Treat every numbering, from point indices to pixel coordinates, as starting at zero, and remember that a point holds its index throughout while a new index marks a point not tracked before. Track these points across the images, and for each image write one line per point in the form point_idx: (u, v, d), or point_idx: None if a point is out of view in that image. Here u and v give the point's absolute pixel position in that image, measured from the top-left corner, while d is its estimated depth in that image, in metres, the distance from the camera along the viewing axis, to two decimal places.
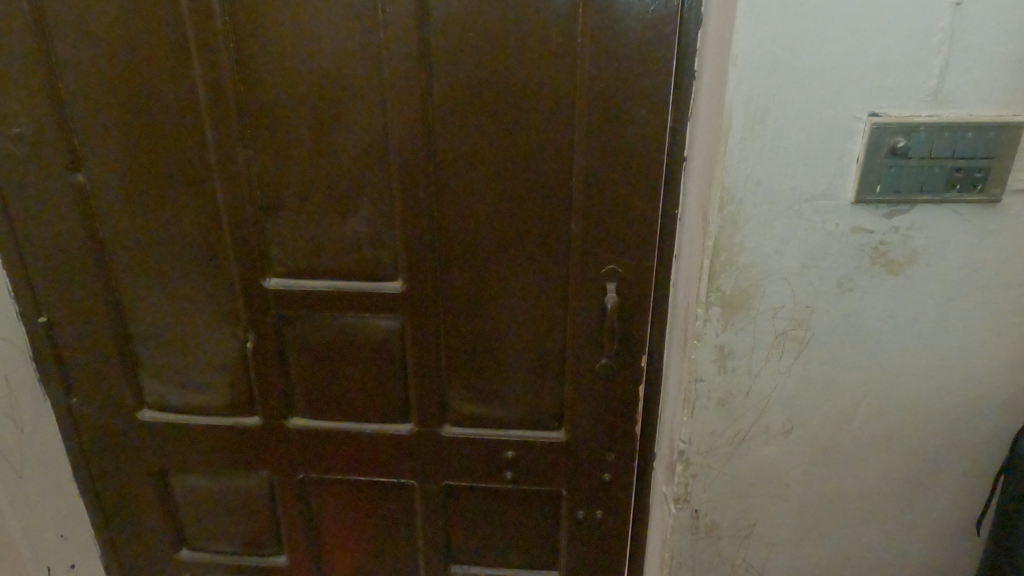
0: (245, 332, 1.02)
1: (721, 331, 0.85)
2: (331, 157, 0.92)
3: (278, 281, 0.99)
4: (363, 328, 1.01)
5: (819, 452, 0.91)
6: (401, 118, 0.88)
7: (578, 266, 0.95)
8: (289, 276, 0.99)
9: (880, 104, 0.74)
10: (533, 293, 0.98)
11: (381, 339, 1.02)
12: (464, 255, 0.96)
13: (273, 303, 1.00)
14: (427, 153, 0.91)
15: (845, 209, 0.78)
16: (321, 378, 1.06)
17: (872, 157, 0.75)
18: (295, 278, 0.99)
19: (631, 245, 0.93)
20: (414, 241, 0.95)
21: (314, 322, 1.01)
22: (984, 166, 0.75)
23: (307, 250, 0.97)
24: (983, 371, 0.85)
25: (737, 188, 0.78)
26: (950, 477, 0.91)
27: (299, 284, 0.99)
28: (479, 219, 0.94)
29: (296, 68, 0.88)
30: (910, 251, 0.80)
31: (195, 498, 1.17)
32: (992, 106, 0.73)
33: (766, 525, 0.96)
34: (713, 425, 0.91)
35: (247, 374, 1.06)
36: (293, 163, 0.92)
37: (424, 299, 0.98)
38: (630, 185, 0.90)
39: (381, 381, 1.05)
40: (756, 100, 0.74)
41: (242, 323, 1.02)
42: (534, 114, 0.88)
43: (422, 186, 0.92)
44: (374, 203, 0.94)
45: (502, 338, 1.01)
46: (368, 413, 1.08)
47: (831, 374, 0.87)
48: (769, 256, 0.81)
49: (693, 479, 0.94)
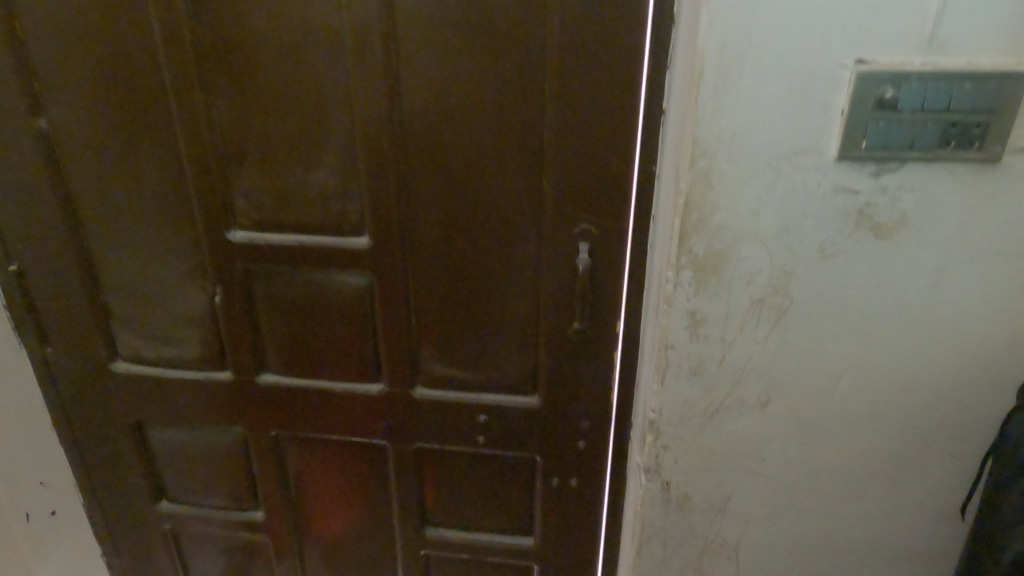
0: (213, 287, 1.01)
1: (694, 296, 0.80)
2: (293, 109, 0.88)
3: (243, 234, 0.97)
4: (331, 285, 0.99)
5: (798, 427, 0.87)
6: (364, 68, 0.85)
7: (550, 226, 0.90)
8: (255, 229, 0.97)
9: (868, 50, 0.67)
10: (504, 256, 0.94)
11: (349, 297, 0.99)
12: (431, 211, 0.92)
13: (238, 257, 0.98)
14: (391, 104, 0.86)
15: (828, 167, 0.72)
16: (292, 335, 1.03)
17: (857, 109, 0.69)
18: (261, 232, 0.97)
19: (603, 204, 0.88)
20: (380, 196, 0.91)
21: (282, 277, 0.99)
22: (983, 121, 0.68)
23: (272, 205, 0.94)
24: (974, 347, 0.79)
25: (711, 141, 0.72)
26: (936, 460, 0.86)
27: (264, 237, 0.96)
28: (446, 177, 0.90)
29: (254, 12, 0.84)
30: (899, 215, 0.74)
31: (172, 450, 1.17)
32: (995, 54, 0.66)
33: (740, 499, 0.93)
34: (684, 395, 0.87)
35: (217, 329, 1.05)
36: (254, 114, 0.89)
37: (391, 256, 0.95)
38: (601, 140, 0.85)
39: (350, 341, 1.03)
40: (730, 45, 0.68)
41: (209, 277, 1.00)
42: (501, 66, 0.83)
43: (387, 139, 0.88)
44: (337, 154, 0.90)
45: (474, 297, 0.97)
46: (338, 372, 1.06)
47: (811, 344, 0.82)
48: (744, 216, 0.75)
49: (664, 450, 0.90)
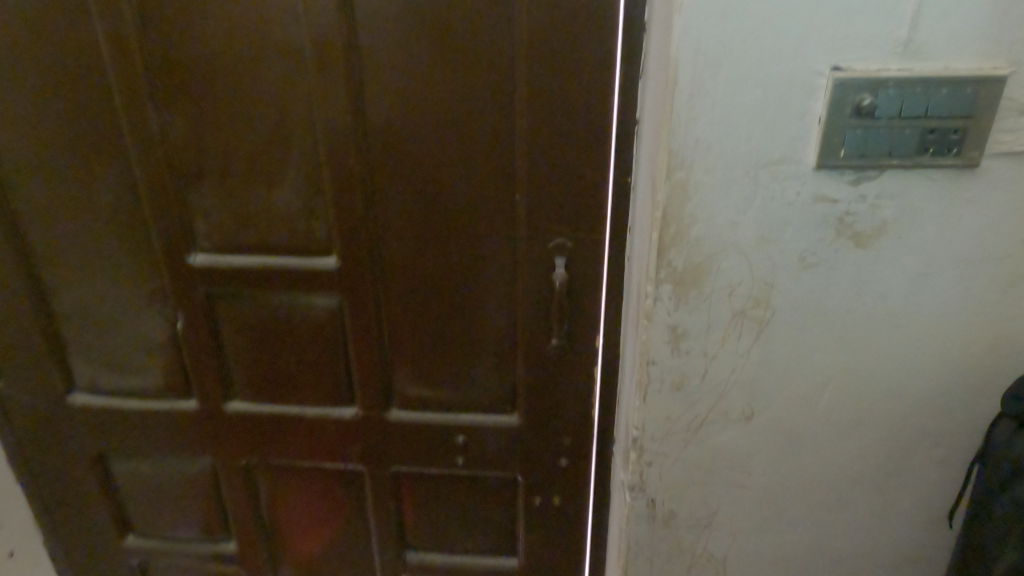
0: (175, 313, 0.96)
1: (674, 310, 0.78)
2: (253, 126, 0.85)
3: (204, 258, 0.92)
4: (299, 307, 0.95)
5: (784, 439, 0.85)
6: (326, 83, 0.81)
7: (524, 240, 0.88)
8: (216, 251, 0.92)
9: (844, 56, 0.66)
10: (479, 273, 0.91)
11: (318, 320, 0.95)
12: (401, 229, 0.89)
13: (199, 281, 0.93)
14: (355, 119, 0.83)
15: (807, 176, 0.71)
16: (259, 360, 0.99)
17: (835, 117, 0.67)
18: (222, 254, 0.92)
19: (579, 218, 0.86)
20: (347, 214, 0.88)
21: (247, 301, 0.95)
22: (961, 127, 0.67)
23: (234, 227, 0.90)
24: (957, 353, 0.78)
25: (687, 152, 0.70)
26: (922, 467, 0.85)
27: (226, 260, 0.92)
28: (416, 192, 0.87)
29: (208, 26, 0.80)
30: (879, 223, 0.73)
31: (137, 483, 1.12)
32: (971, 58, 0.65)
33: (726, 514, 0.91)
34: (667, 411, 0.84)
35: (180, 356, 1.00)
36: (211, 132, 0.85)
37: (361, 276, 0.92)
38: (575, 152, 0.82)
39: (321, 364, 0.99)
40: (704, 54, 0.66)
41: (170, 303, 0.96)
42: (469, 77, 0.81)
43: (354, 155, 0.85)
44: (301, 172, 0.87)
45: (448, 315, 0.94)
46: (310, 397, 1.02)
47: (794, 356, 0.80)
48: (723, 228, 0.73)
49: (648, 467, 0.88)
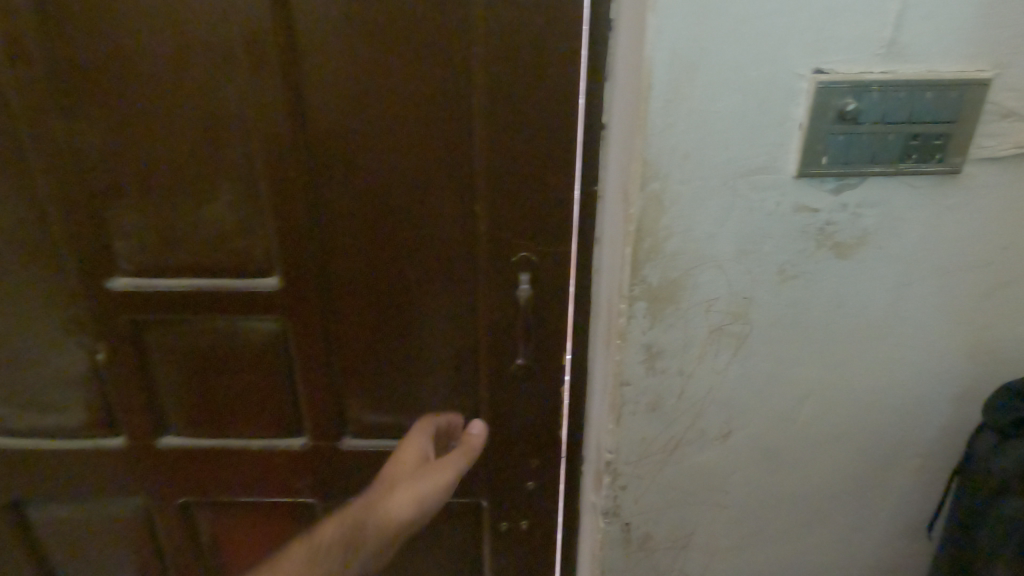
0: (95, 343, 0.86)
1: (649, 328, 0.73)
2: (178, 134, 0.76)
3: (126, 282, 0.83)
4: (237, 333, 0.86)
5: (762, 455, 0.82)
6: (260, 85, 0.73)
7: (485, 254, 0.82)
8: (139, 275, 0.83)
9: (827, 58, 0.61)
10: (438, 290, 0.85)
11: (260, 345, 0.87)
12: (351, 245, 0.82)
13: (120, 308, 0.84)
14: (295, 125, 0.75)
15: (787, 185, 0.67)
16: (194, 391, 0.90)
17: (817, 122, 0.63)
18: (147, 278, 0.83)
19: (543, 229, 0.80)
20: (289, 231, 0.80)
21: (178, 328, 0.86)
22: (944, 132, 0.64)
23: (160, 246, 0.81)
24: (935, 363, 0.76)
25: (663, 161, 0.65)
26: (900, 477, 0.83)
27: (151, 283, 0.83)
28: (367, 204, 0.80)
29: (121, 23, 0.70)
30: (860, 233, 0.69)
31: (59, 529, 1.01)
32: (955, 60, 0.62)
33: (703, 534, 0.87)
34: (642, 432, 0.80)
35: (104, 390, 0.90)
36: (130, 142, 0.76)
37: (307, 297, 0.84)
38: (537, 159, 0.76)
39: (265, 393, 0.90)
40: (681, 56, 0.60)
41: (89, 332, 0.85)
42: (421, 78, 0.74)
43: (295, 166, 0.77)
44: (235, 185, 0.78)
45: (405, 336, 0.87)
46: (254, 428, 0.93)
47: (773, 371, 0.76)
48: (701, 241, 0.69)
49: (623, 490, 0.83)
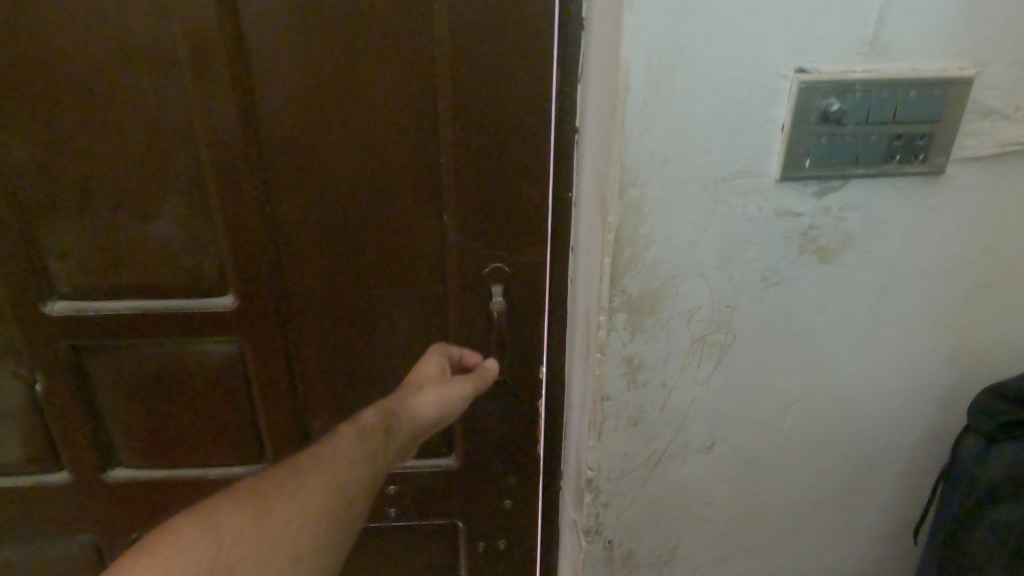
0: (30, 373, 0.80)
1: (630, 340, 0.70)
2: (118, 144, 0.70)
3: (63, 306, 0.77)
4: (190, 356, 0.81)
5: (746, 466, 0.79)
6: (207, 89, 0.68)
7: (454, 265, 0.79)
8: (79, 297, 0.77)
9: (809, 57, 0.59)
10: (406, 302, 0.81)
11: (214, 368, 0.82)
12: (312, 258, 0.78)
13: (60, 333, 0.77)
14: (248, 131, 0.71)
15: (769, 189, 0.64)
16: (144, 419, 0.85)
17: (800, 124, 0.61)
18: (87, 300, 0.77)
19: (513, 237, 0.77)
20: (244, 246, 0.75)
21: (123, 353, 0.80)
22: (928, 132, 0.62)
23: (102, 263, 0.75)
24: (918, 366, 0.75)
25: (641, 167, 0.62)
26: (884, 483, 0.82)
27: (92, 306, 0.77)
28: (329, 215, 0.76)
29: (51, 26, 0.65)
30: (843, 236, 0.67)
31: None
32: (937, 58, 0.60)
33: (687, 548, 0.85)
34: (623, 447, 0.77)
35: (42, 424, 0.83)
36: (63, 153, 0.70)
37: (265, 315, 0.79)
38: (505, 162, 0.74)
39: (221, 418, 0.85)
40: (659, 55, 0.57)
41: (24, 362, 0.79)
42: (382, 82, 0.70)
43: (251, 172, 0.72)
44: (183, 199, 0.73)
45: (372, 352, 0.84)
46: (210, 455, 0.88)
47: (756, 380, 0.74)
48: (682, 248, 0.66)
49: (605, 508, 0.80)
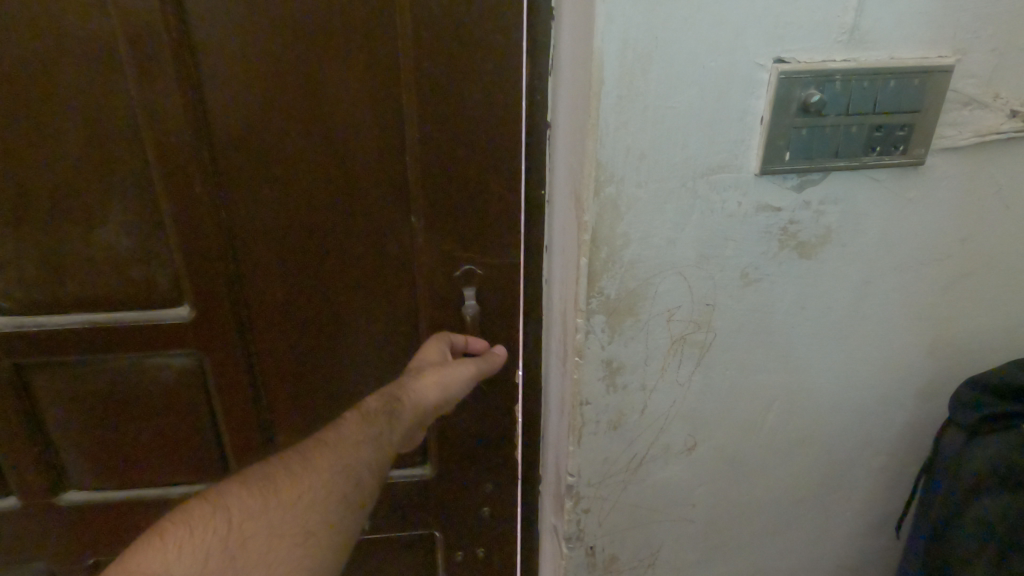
0: None
1: (608, 343, 0.68)
2: (58, 149, 0.66)
3: (5, 322, 0.73)
4: (143, 372, 0.78)
5: (727, 466, 0.78)
6: (151, 89, 0.64)
7: (426, 269, 0.76)
8: (22, 314, 0.74)
9: (788, 46, 0.57)
10: (375, 308, 0.78)
11: (169, 383, 0.79)
12: (273, 265, 0.74)
13: (2, 352, 0.74)
14: (198, 131, 0.67)
15: (748, 184, 0.62)
16: (97, 438, 0.82)
17: (780, 115, 0.59)
18: (31, 317, 0.74)
19: (484, 238, 0.75)
20: (199, 254, 0.72)
21: (72, 370, 0.77)
22: (908, 122, 0.61)
23: (49, 275, 0.72)
24: (899, 359, 0.74)
25: (617, 163, 0.59)
26: (866, 477, 0.81)
27: (37, 323, 0.74)
28: (291, 219, 0.72)
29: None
30: (823, 231, 0.65)
31: None
32: (917, 46, 0.58)
33: (670, 550, 0.83)
34: (603, 452, 0.74)
35: None
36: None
37: (223, 326, 0.76)
38: (471, 160, 0.71)
39: (179, 433, 0.83)
40: (633, 46, 0.55)
41: None
42: (343, 78, 0.66)
43: (204, 176, 0.69)
44: (134, 206, 0.70)
45: (338, 362, 0.81)
46: (169, 473, 0.86)
47: (737, 380, 0.72)
48: (660, 247, 0.63)
49: (586, 514, 0.78)
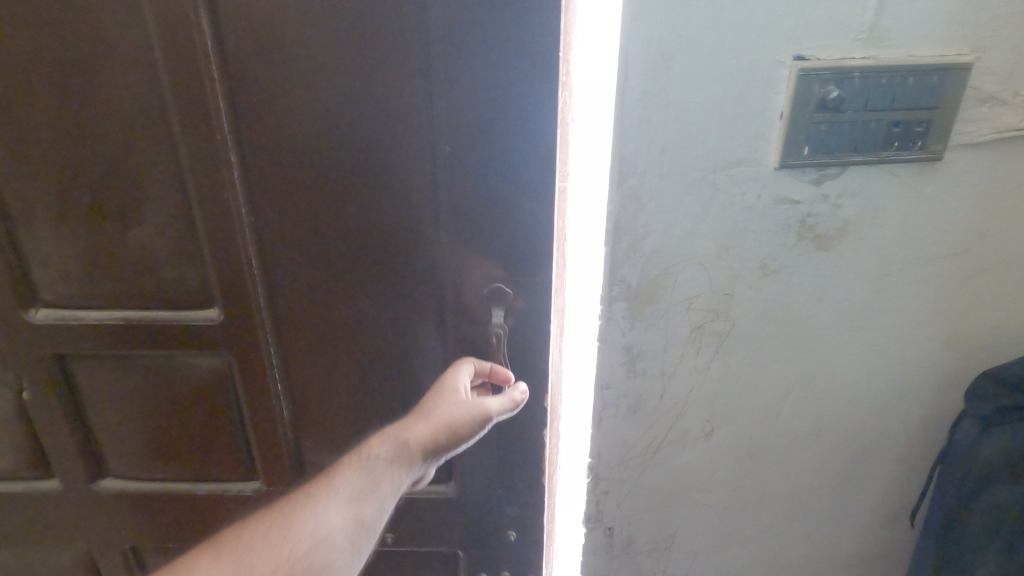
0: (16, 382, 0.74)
1: (628, 329, 0.70)
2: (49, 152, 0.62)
3: (44, 314, 0.70)
4: (178, 373, 0.73)
5: (744, 453, 0.80)
6: (176, 76, 0.58)
7: (474, 276, 0.67)
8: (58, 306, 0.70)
9: (808, 44, 0.59)
10: (402, 319, 0.70)
11: (202, 387, 0.74)
12: (307, 265, 0.67)
13: (41, 343, 0.71)
14: (187, 124, 0.60)
15: (767, 177, 0.64)
16: (132, 436, 0.78)
17: (799, 111, 0.61)
18: (66, 310, 0.70)
19: (511, 239, 0.65)
20: (232, 250, 0.65)
21: (109, 365, 0.73)
22: (926, 119, 0.62)
23: (61, 268, 0.68)
24: (916, 352, 0.75)
25: (639, 156, 0.62)
26: (882, 468, 0.82)
27: (71, 317, 0.70)
28: (328, 215, 0.65)
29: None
30: (841, 224, 0.67)
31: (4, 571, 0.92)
32: (936, 44, 0.60)
33: (686, 534, 0.85)
34: (622, 436, 0.77)
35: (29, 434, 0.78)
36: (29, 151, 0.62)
37: (254, 330, 0.69)
38: (498, 157, 0.62)
39: (211, 438, 0.78)
40: (656, 44, 0.57)
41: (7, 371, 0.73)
42: None
43: (197, 170, 0.62)
44: (170, 194, 0.64)
45: (375, 374, 0.73)
46: (202, 476, 0.81)
47: (755, 369, 0.75)
48: (680, 238, 0.66)
49: (605, 495, 0.81)
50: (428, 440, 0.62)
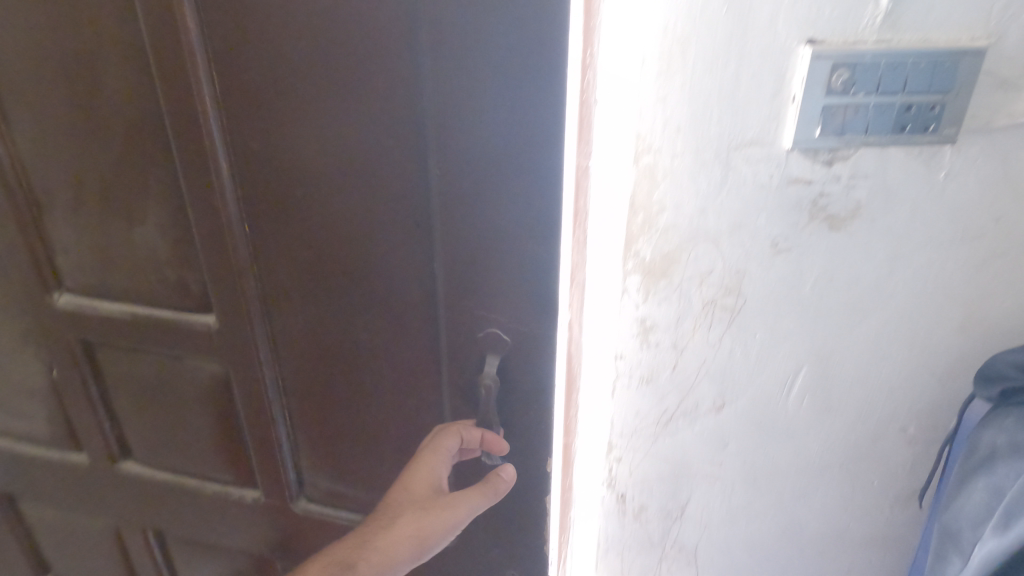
0: (58, 353, 0.99)
1: (642, 302, 0.73)
2: (144, 161, 0.79)
3: (67, 299, 0.94)
4: (184, 353, 0.94)
5: (755, 428, 0.83)
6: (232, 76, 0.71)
7: (481, 251, 0.75)
8: (83, 295, 0.94)
9: (821, 28, 0.61)
10: (407, 288, 0.81)
11: (198, 365, 0.95)
12: (306, 249, 0.81)
13: (81, 327, 0.96)
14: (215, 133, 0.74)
15: (779, 157, 0.66)
16: (153, 398, 1.01)
17: (812, 93, 0.63)
18: (87, 298, 0.94)
19: (513, 246, 0.74)
20: (238, 240, 0.81)
21: (138, 341, 0.95)
22: (939, 102, 0.63)
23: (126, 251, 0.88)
24: (929, 333, 0.77)
25: (654, 135, 0.65)
26: (894, 449, 0.84)
27: (91, 303, 0.94)
28: (339, 197, 0.76)
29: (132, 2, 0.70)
30: (853, 205, 0.69)
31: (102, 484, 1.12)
32: (951, 29, 0.61)
33: (698, 504, 0.88)
34: (635, 406, 0.80)
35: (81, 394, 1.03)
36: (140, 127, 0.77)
37: (247, 312, 0.87)
38: (505, 155, 0.69)
39: (210, 403, 0.98)
40: (672, 27, 0.60)
41: (63, 344, 0.98)
42: None
43: (223, 190, 0.78)
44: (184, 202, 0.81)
45: (373, 335, 0.86)
46: (204, 433, 1.02)
47: (766, 346, 0.77)
48: (693, 214, 0.69)
49: (618, 462, 0.84)
50: (411, 552, 0.76)
